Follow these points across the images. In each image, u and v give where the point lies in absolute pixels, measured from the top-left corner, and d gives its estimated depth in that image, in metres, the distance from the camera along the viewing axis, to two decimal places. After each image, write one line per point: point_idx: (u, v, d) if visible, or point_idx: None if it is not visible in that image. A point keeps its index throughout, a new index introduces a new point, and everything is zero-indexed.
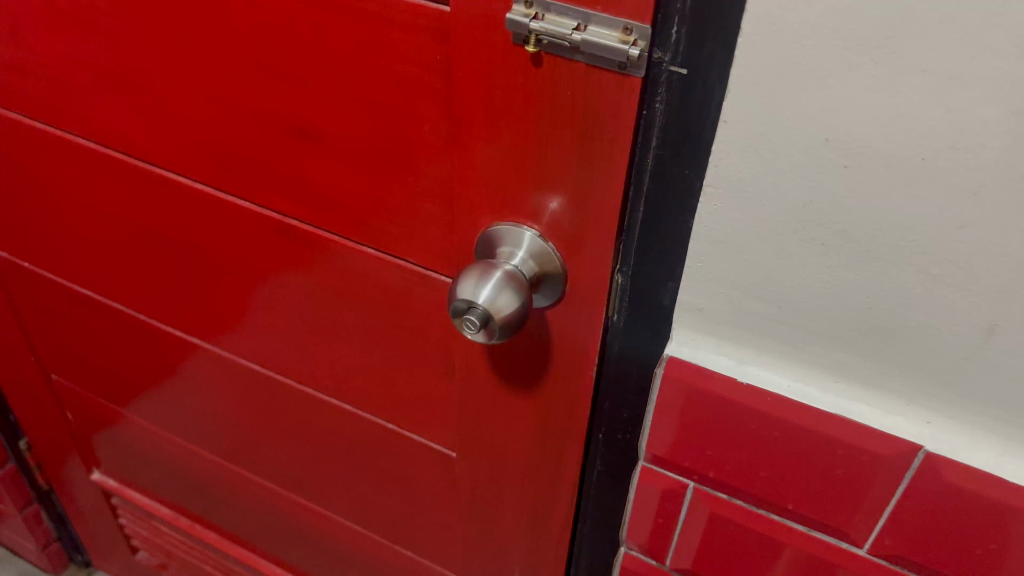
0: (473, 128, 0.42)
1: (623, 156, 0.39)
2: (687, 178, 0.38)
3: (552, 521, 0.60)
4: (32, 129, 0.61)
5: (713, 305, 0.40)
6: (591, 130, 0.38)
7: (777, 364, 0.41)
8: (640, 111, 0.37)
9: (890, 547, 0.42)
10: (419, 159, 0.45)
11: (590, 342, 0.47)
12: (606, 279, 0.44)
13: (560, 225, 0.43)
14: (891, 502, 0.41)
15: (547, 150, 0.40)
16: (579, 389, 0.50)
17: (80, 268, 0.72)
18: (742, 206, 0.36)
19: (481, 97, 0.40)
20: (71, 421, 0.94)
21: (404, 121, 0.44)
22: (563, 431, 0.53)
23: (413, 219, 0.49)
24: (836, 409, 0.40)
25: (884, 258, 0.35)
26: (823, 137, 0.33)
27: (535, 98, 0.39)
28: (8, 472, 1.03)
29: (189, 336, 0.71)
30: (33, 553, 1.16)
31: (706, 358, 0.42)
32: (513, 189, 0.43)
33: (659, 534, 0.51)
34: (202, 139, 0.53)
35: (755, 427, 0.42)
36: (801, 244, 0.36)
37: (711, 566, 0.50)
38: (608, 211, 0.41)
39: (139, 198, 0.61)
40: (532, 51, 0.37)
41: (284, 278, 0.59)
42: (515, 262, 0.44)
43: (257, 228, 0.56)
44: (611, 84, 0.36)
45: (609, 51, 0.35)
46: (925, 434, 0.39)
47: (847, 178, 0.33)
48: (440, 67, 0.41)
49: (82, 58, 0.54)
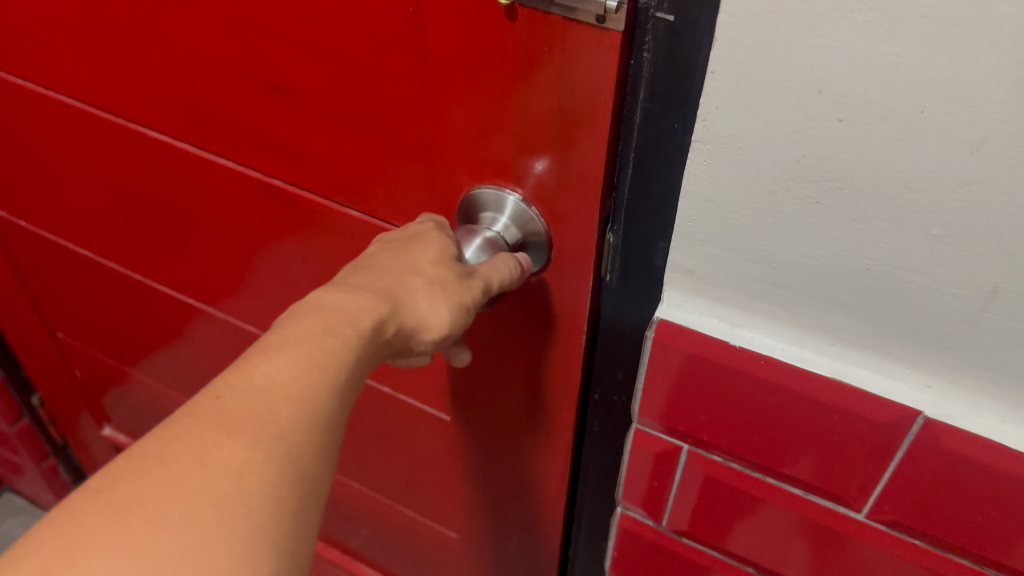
0: (450, 84, 0.40)
1: (605, 115, 0.37)
2: (676, 133, 0.36)
3: (549, 486, 0.59)
4: (14, 86, 0.60)
5: (705, 266, 0.38)
6: (569, 88, 0.36)
7: (771, 327, 0.39)
8: (620, 70, 0.35)
9: (888, 512, 0.41)
10: (395, 119, 0.43)
11: (579, 308, 0.46)
12: (593, 243, 0.43)
13: (546, 187, 0.41)
14: (890, 468, 0.40)
15: (525, 110, 0.39)
16: (569, 356, 0.49)
17: (75, 228, 0.71)
18: (732, 162, 0.34)
19: (456, 50, 0.38)
20: (79, 377, 0.94)
21: (377, 79, 0.42)
22: (554, 397, 0.52)
23: (394, 182, 0.47)
24: (832, 372, 0.38)
25: (883, 217, 0.33)
26: (816, 88, 0.31)
27: (512, 52, 0.37)
28: (24, 428, 1.05)
29: (184, 297, 0.70)
30: (53, 505, 1.19)
31: (698, 321, 0.40)
32: (494, 150, 0.41)
33: (654, 495, 0.50)
34: (180, 97, 0.52)
35: (747, 389, 0.41)
36: (795, 201, 0.34)
37: (707, 527, 0.49)
38: (593, 172, 0.39)
39: (125, 157, 0.60)
40: (504, 4, 0.35)
41: (272, 239, 0.57)
42: (498, 228, 0.44)
43: (242, 188, 0.55)
44: (589, 37, 0.34)
45: (586, 2, 0.33)
46: (925, 400, 0.37)
47: (842, 132, 0.31)
48: (411, 20, 0.39)
49: (55, 14, 0.52)
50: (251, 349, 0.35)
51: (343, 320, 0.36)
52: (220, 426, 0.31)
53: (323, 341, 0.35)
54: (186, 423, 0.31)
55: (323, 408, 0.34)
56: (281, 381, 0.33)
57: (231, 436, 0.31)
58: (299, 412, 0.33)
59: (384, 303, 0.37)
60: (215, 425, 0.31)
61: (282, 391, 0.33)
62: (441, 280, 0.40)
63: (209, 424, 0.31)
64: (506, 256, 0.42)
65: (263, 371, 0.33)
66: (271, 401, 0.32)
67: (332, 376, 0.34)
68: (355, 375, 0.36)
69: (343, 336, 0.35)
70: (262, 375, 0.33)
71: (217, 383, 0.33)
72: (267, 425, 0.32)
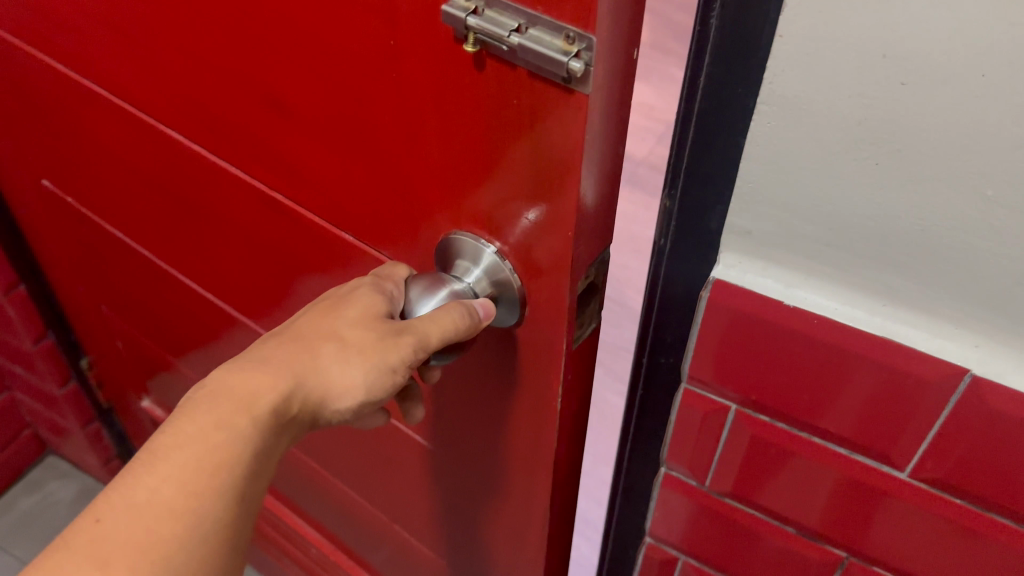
0: (429, 119, 0.42)
1: (576, 174, 0.39)
2: (740, 97, 0.38)
3: (534, 505, 0.61)
4: (57, 74, 0.63)
5: (761, 226, 0.41)
6: (541, 141, 0.39)
7: (825, 288, 0.41)
8: (591, 134, 0.37)
9: (932, 470, 0.43)
10: (382, 146, 0.46)
11: (553, 353, 0.49)
12: (566, 297, 0.45)
13: (530, 233, 0.43)
14: (935, 426, 0.41)
15: (510, 155, 0.40)
16: (545, 393, 0.51)
17: (115, 211, 0.74)
18: (795, 124, 0.36)
19: (435, 87, 0.40)
20: (121, 348, 0.98)
21: (366, 106, 0.44)
22: (535, 425, 0.54)
23: (382, 208, 0.49)
24: (883, 332, 0.40)
25: (940, 178, 0.34)
26: (881, 53, 0.32)
27: (486, 98, 0.39)
28: (71, 390, 1.10)
29: (203, 291, 0.73)
30: (97, 471, 1.23)
31: (753, 281, 0.42)
32: (473, 185, 0.43)
33: (699, 454, 0.52)
34: (194, 102, 0.54)
35: (796, 346, 0.42)
36: (854, 163, 0.36)
37: (751, 488, 0.51)
38: (564, 231, 0.42)
39: (152, 151, 0.62)
40: (473, 51, 0.37)
41: (278, 246, 0.60)
42: (470, 279, 0.47)
43: (252, 199, 0.58)
44: (562, 98, 0.36)
45: (549, 59, 0.34)
46: (972, 357, 0.39)
47: (904, 95, 0.33)
48: (392, 53, 0.41)
49: (91, 11, 0.55)
50: (141, 457, 0.41)
51: (237, 414, 0.42)
52: (96, 557, 0.38)
53: (207, 450, 0.41)
54: (66, 552, 0.38)
55: (207, 517, 0.41)
56: (163, 500, 0.40)
57: (107, 566, 0.38)
58: (181, 527, 0.40)
59: (277, 391, 0.44)
60: (92, 556, 0.38)
61: (163, 510, 0.40)
62: (343, 356, 0.46)
63: (88, 553, 0.38)
64: (457, 302, 0.45)
65: (147, 492, 0.40)
66: (151, 522, 0.39)
67: (218, 482, 0.41)
68: (249, 464, 0.43)
69: (227, 443, 0.42)
70: (144, 495, 0.40)
71: (101, 503, 0.40)
72: (148, 547, 0.39)
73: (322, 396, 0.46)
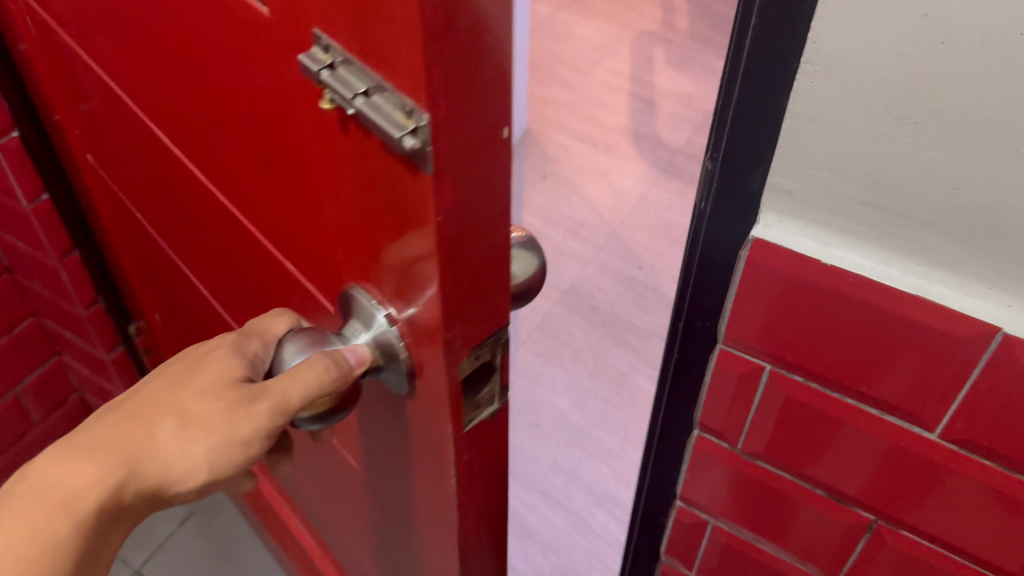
0: (324, 165, 0.44)
1: (431, 245, 0.40)
2: (784, 60, 0.41)
3: (442, 545, 0.63)
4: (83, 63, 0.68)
5: (803, 186, 0.44)
6: (401, 207, 0.40)
7: (864, 247, 0.45)
8: (439, 210, 0.38)
9: (960, 432, 0.47)
10: (298, 181, 0.48)
11: (441, 412, 0.50)
12: (451, 367, 0.46)
13: (421, 302, 0.44)
14: (965, 387, 0.45)
15: (381, 215, 0.42)
16: (437, 444, 0.53)
17: (139, 198, 0.78)
18: (838, 84, 0.39)
19: (322, 137, 0.42)
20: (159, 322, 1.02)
21: (280, 140, 0.47)
22: (432, 471, 0.56)
23: (309, 239, 0.52)
24: (916, 289, 0.44)
25: (976, 137, 0.38)
26: (922, 12, 0.35)
27: (358, 155, 0.41)
28: (118, 355, 1.16)
29: (202, 283, 0.77)
30: None
31: (794, 241, 0.46)
32: (362, 236, 0.45)
33: (736, 413, 0.57)
34: (170, 110, 0.58)
35: (830, 308, 0.47)
36: (894, 122, 0.39)
37: (786, 449, 0.56)
38: (434, 303, 0.43)
39: (151, 148, 0.66)
40: (332, 107, 0.39)
41: (245, 256, 0.63)
42: (356, 339, 0.50)
43: (221, 209, 0.61)
44: (406, 168, 0.38)
45: (384, 128, 0.36)
46: (1004, 317, 0.43)
47: (943, 53, 0.36)
48: (288, 95, 0.43)
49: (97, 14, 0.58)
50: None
51: (83, 486, 0.49)
52: None
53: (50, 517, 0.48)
54: None
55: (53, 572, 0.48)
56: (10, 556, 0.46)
57: None
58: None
59: (121, 467, 0.50)
60: None
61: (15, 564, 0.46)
62: (193, 430, 0.52)
63: None
64: (323, 354, 0.50)
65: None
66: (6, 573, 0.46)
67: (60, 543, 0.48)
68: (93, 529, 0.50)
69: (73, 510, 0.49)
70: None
71: None
72: None
73: (166, 470, 0.52)
